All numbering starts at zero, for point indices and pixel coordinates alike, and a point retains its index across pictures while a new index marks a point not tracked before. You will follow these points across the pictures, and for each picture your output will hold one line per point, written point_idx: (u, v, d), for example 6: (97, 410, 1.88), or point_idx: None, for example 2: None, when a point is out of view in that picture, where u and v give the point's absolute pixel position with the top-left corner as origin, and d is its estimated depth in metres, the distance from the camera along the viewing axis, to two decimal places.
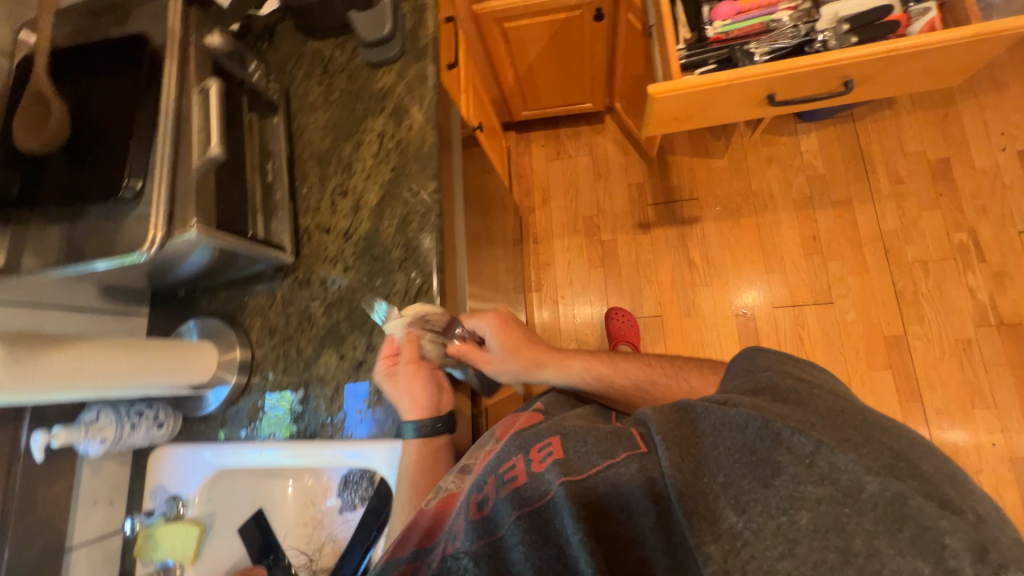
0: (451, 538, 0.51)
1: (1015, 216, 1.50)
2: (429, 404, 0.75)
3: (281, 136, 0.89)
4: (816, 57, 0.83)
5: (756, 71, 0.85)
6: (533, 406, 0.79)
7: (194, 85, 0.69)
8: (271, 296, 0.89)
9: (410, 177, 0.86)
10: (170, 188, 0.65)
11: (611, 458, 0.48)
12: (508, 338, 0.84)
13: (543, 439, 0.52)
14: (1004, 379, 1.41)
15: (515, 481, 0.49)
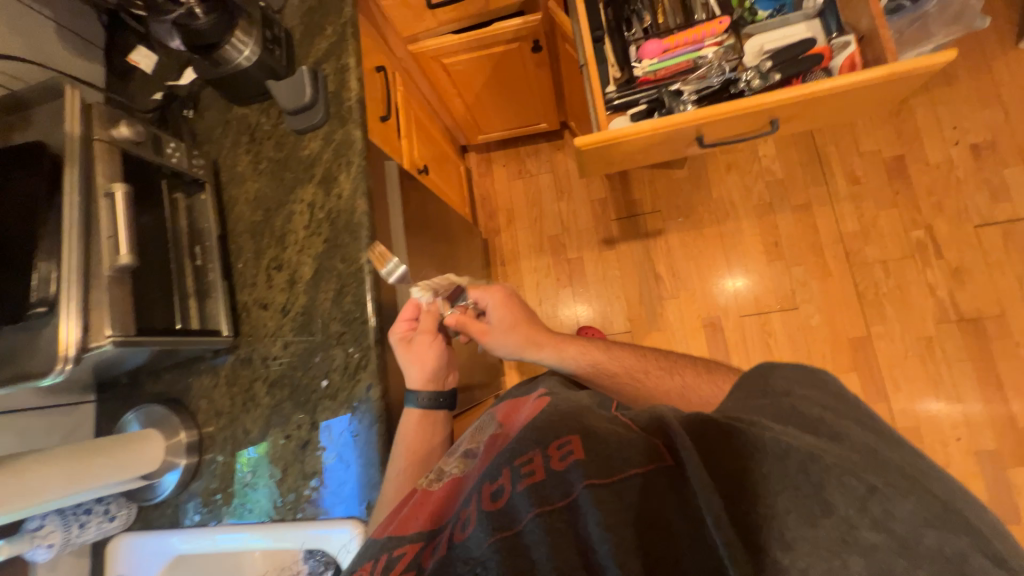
0: (458, 526, 0.52)
1: (970, 210, 1.53)
2: (433, 375, 0.82)
3: (211, 214, 0.89)
4: (737, 104, 0.80)
5: (678, 119, 0.82)
6: (536, 389, 0.78)
7: (103, 188, 0.70)
8: (214, 377, 0.88)
9: (344, 248, 0.86)
10: (82, 301, 0.66)
11: (636, 466, 0.49)
12: (506, 316, 0.90)
13: (563, 437, 0.54)
14: (965, 372, 1.46)
15: (534, 476, 0.51)
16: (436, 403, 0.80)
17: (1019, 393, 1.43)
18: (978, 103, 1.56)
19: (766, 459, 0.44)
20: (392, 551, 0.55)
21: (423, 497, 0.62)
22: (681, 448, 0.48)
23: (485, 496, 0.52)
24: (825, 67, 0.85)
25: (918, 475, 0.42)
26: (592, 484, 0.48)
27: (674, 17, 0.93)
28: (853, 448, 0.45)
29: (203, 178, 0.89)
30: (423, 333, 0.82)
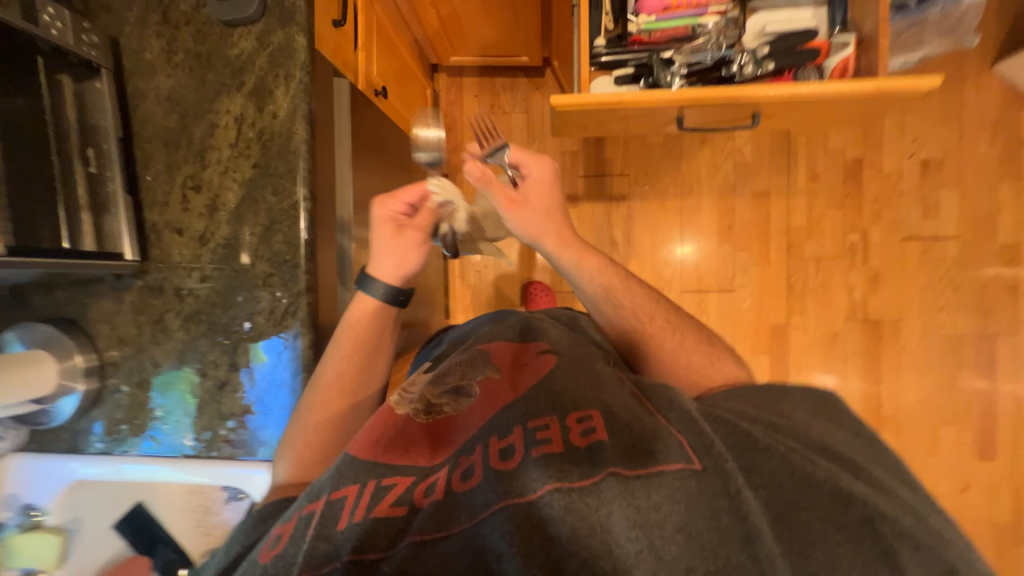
0: (459, 473, 0.54)
1: (902, 223, 1.63)
2: (405, 271, 0.81)
3: (109, 110, 0.74)
4: (723, 90, 0.77)
5: (659, 96, 0.78)
6: (542, 329, 0.82)
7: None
8: (117, 301, 0.79)
9: (276, 178, 0.76)
10: None
11: (666, 462, 0.53)
12: (541, 198, 0.86)
13: (584, 410, 0.58)
14: (855, 366, 1.66)
15: (550, 446, 0.54)
16: (390, 301, 0.80)
17: (892, 388, 1.65)
18: (942, 118, 1.60)
19: (675, 448, 0.54)
20: (381, 480, 0.54)
21: (410, 424, 0.61)
22: (650, 445, 0.55)
23: (497, 453, 0.54)
24: (819, 65, 0.81)
25: (803, 474, 0.53)
26: (615, 470, 0.52)
27: None
28: (759, 454, 0.55)
29: (97, 64, 0.72)
30: (411, 228, 0.81)
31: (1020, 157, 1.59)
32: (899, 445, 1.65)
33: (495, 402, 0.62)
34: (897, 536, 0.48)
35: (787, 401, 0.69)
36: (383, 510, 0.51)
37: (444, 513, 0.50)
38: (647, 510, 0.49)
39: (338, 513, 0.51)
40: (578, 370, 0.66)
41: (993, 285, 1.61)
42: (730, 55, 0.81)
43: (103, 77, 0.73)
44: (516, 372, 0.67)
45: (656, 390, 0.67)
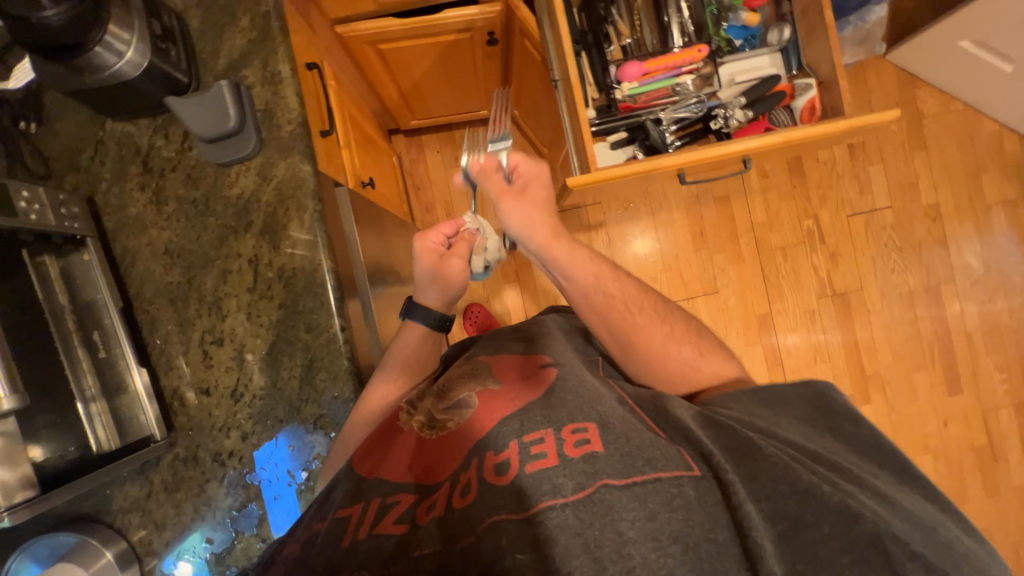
0: (459, 491, 0.64)
1: (844, 202, 1.82)
2: (445, 300, 0.92)
3: (103, 280, 0.66)
4: (718, 149, 0.83)
5: (667, 161, 0.83)
6: (542, 357, 0.85)
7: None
8: (145, 484, 0.70)
9: (307, 314, 0.71)
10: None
11: (663, 471, 0.58)
12: (537, 190, 0.93)
13: (580, 424, 0.65)
14: (835, 337, 1.82)
15: (543, 460, 0.61)
16: (433, 326, 0.91)
17: (869, 350, 1.82)
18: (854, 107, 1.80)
19: (670, 458, 0.60)
20: (385, 498, 0.64)
21: (416, 440, 0.72)
22: (644, 453, 0.60)
23: (491, 467, 0.63)
24: (787, 105, 0.90)
25: (809, 484, 0.54)
26: (607, 482, 0.57)
27: (650, 37, 0.90)
28: (765, 463, 0.57)
29: (82, 234, 0.65)
30: (454, 257, 0.92)
31: (923, 130, 1.82)
32: (885, 399, 1.82)
33: (490, 419, 0.70)
34: (908, 557, 0.50)
35: (794, 408, 0.70)
36: (386, 527, 0.61)
37: (448, 532, 0.59)
38: (642, 520, 0.55)
39: (343, 530, 0.60)
40: (572, 386, 0.73)
41: (927, 242, 1.83)
42: (713, 109, 0.89)
43: (90, 247, 0.66)
44: (518, 387, 0.76)
45: (659, 407, 0.71)
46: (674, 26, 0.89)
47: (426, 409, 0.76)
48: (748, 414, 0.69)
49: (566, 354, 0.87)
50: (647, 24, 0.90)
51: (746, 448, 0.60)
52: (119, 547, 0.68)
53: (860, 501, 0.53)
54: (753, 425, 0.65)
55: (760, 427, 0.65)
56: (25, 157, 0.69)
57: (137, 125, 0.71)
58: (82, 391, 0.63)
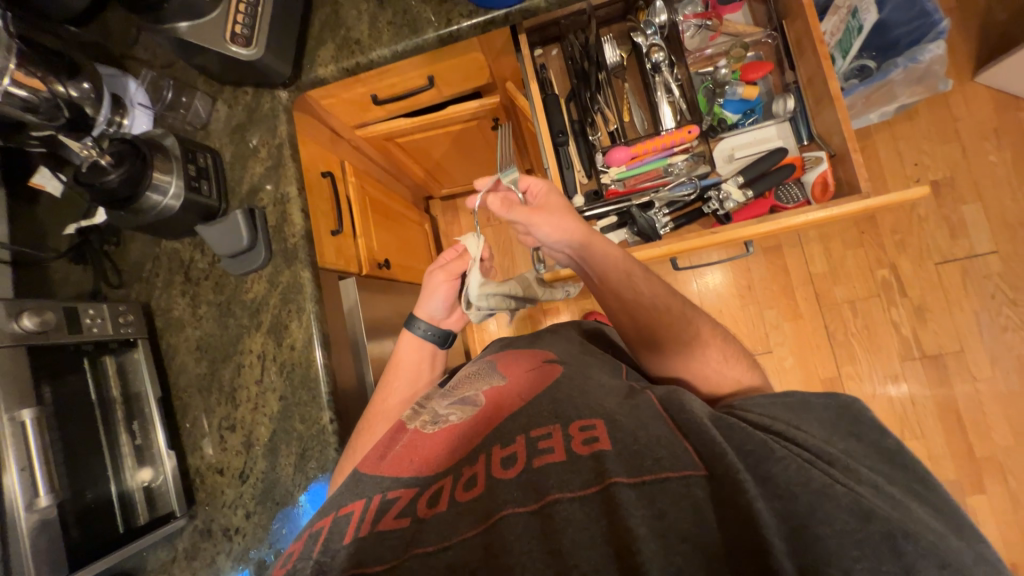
0: (462, 484, 0.55)
1: (930, 248, 1.48)
2: (434, 313, 0.87)
3: (147, 376, 0.80)
4: (727, 233, 0.82)
5: (680, 245, 0.84)
6: (544, 356, 0.77)
7: (8, 415, 0.62)
8: (171, 549, 0.80)
9: (303, 407, 0.79)
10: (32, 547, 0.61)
11: (672, 468, 0.49)
12: (558, 204, 0.78)
13: (587, 420, 0.58)
14: (929, 409, 1.44)
15: (551, 453, 0.54)
16: (428, 338, 0.87)
17: (979, 430, 1.42)
18: (932, 142, 1.47)
19: (677, 456, 0.51)
20: (386, 492, 0.56)
21: (421, 438, 0.63)
22: (653, 451, 0.52)
23: (498, 462, 0.55)
24: (798, 178, 0.89)
25: (824, 485, 0.45)
26: (617, 480, 0.49)
27: (639, 119, 0.90)
28: (778, 469, 0.47)
29: (134, 337, 0.80)
30: (440, 270, 0.86)
31: None
32: (1009, 490, 1.39)
33: (495, 415, 0.63)
34: (921, 554, 0.40)
35: (815, 417, 0.56)
36: (387, 523, 0.52)
37: (456, 523, 0.50)
38: (652, 518, 0.46)
39: (344, 528, 0.52)
40: (580, 382, 0.66)
41: None
42: (707, 189, 0.88)
43: (140, 346, 0.81)
44: (523, 382, 0.69)
45: (673, 402, 0.60)
46: (664, 104, 0.88)
47: (431, 409, 0.69)
48: (770, 419, 0.56)
49: (571, 345, 0.81)
50: (636, 108, 0.91)
51: (762, 451, 0.49)
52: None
53: (873, 498, 0.44)
54: (776, 433, 0.53)
55: (784, 433, 0.53)
56: (106, 271, 0.87)
57: (182, 244, 0.86)
58: (121, 473, 0.76)
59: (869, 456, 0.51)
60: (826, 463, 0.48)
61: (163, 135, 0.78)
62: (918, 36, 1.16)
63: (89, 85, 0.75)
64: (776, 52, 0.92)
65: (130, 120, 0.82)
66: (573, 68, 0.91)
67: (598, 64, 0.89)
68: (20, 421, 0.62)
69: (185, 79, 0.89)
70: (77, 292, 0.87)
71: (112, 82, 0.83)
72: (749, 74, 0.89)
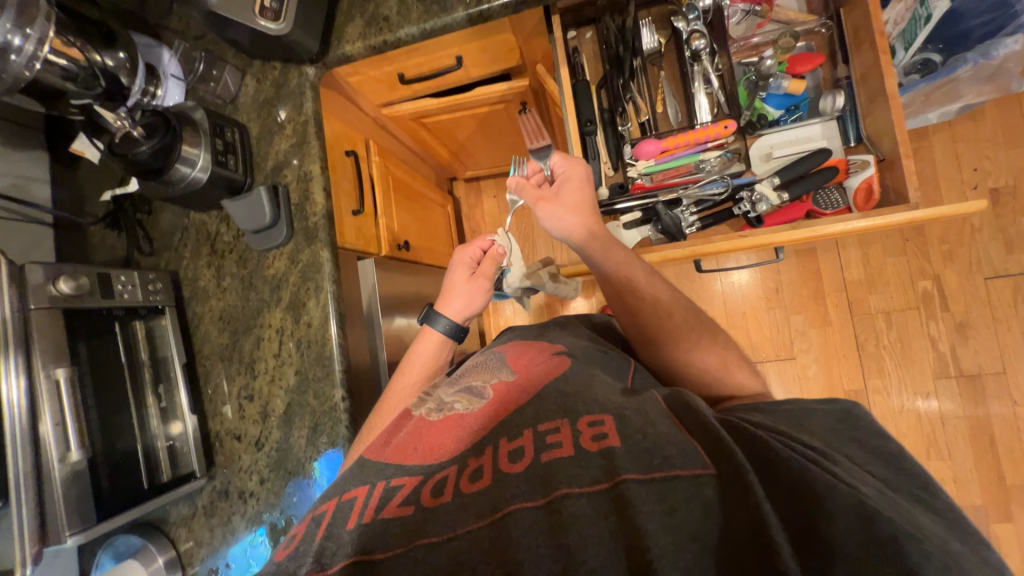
0: (467, 475, 0.54)
1: (980, 261, 1.38)
2: (468, 313, 0.85)
3: (173, 342, 0.84)
4: (762, 236, 0.78)
5: (709, 245, 0.80)
6: (553, 348, 0.76)
7: (44, 373, 0.66)
8: (192, 506, 0.84)
9: (317, 383, 0.81)
10: (63, 492, 0.65)
11: (682, 467, 0.48)
12: (574, 196, 0.80)
13: (595, 416, 0.56)
14: (961, 430, 1.37)
15: (559, 448, 0.53)
16: (451, 335, 0.83)
17: (1013, 455, 1.34)
18: (997, 146, 1.35)
19: (687, 454, 0.49)
20: (390, 480, 0.56)
21: (425, 426, 0.63)
22: (662, 448, 0.50)
23: (505, 455, 0.55)
24: (839, 183, 0.84)
25: (827, 487, 0.42)
26: (626, 477, 0.48)
27: (673, 110, 0.86)
28: (781, 466, 0.45)
29: (161, 304, 0.83)
30: (481, 276, 0.86)
31: None
32: None
33: (502, 407, 0.63)
34: (927, 559, 0.37)
35: (828, 425, 0.53)
36: (390, 511, 0.52)
37: (461, 513, 0.50)
38: (660, 516, 0.45)
39: (348, 513, 0.53)
40: (588, 377, 0.65)
41: None
42: (739, 188, 0.85)
43: (167, 314, 0.84)
44: (528, 374, 0.68)
45: (680, 405, 0.59)
46: (701, 95, 0.83)
47: (436, 397, 0.69)
48: (778, 423, 0.53)
49: (580, 340, 0.81)
50: (670, 98, 0.86)
51: (765, 452, 0.47)
52: (168, 555, 0.83)
53: (885, 503, 0.41)
54: (782, 433, 0.50)
55: (787, 433, 0.50)
56: (138, 239, 0.90)
57: (209, 216, 0.88)
58: (146, 425, 0.80)
59: (879, 463, 0.48)
60: (828, 461, 0.46)
61: (192, 108, 0.79)
62: (992, 30, 1.05)
63: (124, 55, 0.77)
64: (829, 44, 0.85)
65: (163, 90, 0.85)
66: (607, 53, 0.87)
67: (634, 49, 0.85)
68: (55, 379, 0.67)
69: (216, 52, 0.89)
70: (112, 256, 0.92)
71: (148, 53, 0.85)
72: (797, 68, 0.84)
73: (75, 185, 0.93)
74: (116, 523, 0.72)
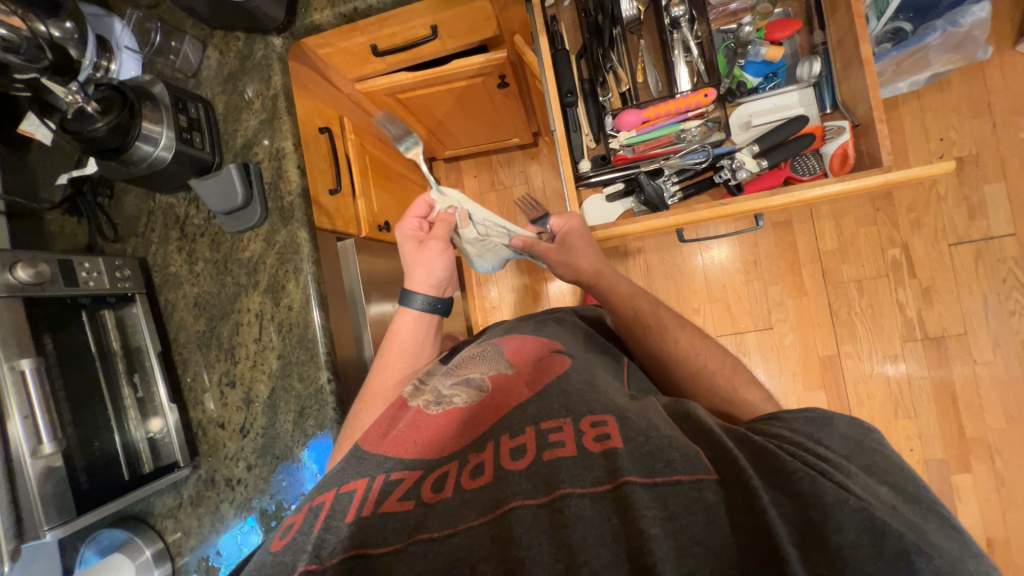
0: (468, 471, 0.53)
1: (945, 228, 1.43)
2: (434, 282, 0.81)
3: (145, 330, 0.81)
4: (742, 203, 0.79)
5: (692, 213, 0.80)
6: (548, 340, 0.76)
7: (7, 365, 0.63)
8: (178, 496, 0.83)
9: (301, 365, 0.79)
10: (38, 487, 0.63)
11: (685, 472, 0.47)
12: (579, 244, 0.84)
13: (599, 415, 0.55)
14: (925, 389, 1.44)
15: (561, 449, 0.51)
16: (429, 310, 0.82)
17: (971, 411, 1.43)
18: (962, 114, 1.39)
19: (690, 460, 0.48)
20: (390, 473, 0.54)
21: (423, 418, 0.62)
22: (665, 453, 0.49)
23: (508, 452, 0.53)
24: (816, 150, 0.86)
25: (837, 499, 0.43)
26: (630, 480, 0.46)
27: (654, 79, 0.86)
28: (790, 477, 0.45)
29: (131, 292, 0.80)
30: (432, 240, 0.81)
31: None
32: (994, 471, 1.42)
33: (504, 399, 0.62)
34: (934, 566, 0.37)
35: (835, 432, 0.52)
36: (390, 505, 0.50)
37: (462, 508, 0.49)
38: (663, 521, 0.44)
39: (347, 506, 0.51)
40: (585, 377, 0.64)
41: None
42: (720, 158, 0.86)
43: (137, 302, 0.81)
44: (530, 369, 0.68)
45: (679, 413, 0.59)
46: (681, 64, 0.83)
47: (433, 388, 0.68)
48: (791, 434, 0.52)
49: (576, 339, 0.79)
50: (651, 67, 0.86)
51: (770, 462, 0.47)
52: (156, 546, 0.81)
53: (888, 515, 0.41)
54: (794, 445, 0.50)
55: (800, 444, 0.50)
56: (102, 225, 0.86)
57: (175, 197, 0.84)
58: (123, 423, 0.78)
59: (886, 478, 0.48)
60: (837, 473, 0.46)
61: (150, 82, 0.74)
62: None
63: (71, 24, 0.71)
64: (805, 9, 0.87)
65: (118, 65, 0.79)
66: (585, 22, 0.86)
67: (613, 16, 0.84)
68: (20, 370, 0.63)
69: (173, 22, 0.84)
70: (74, 244, 0.87)
71: (96, 23, 0.79)
72: (776, 33, 0.84)
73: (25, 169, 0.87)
74: (94, 518, 0.70)
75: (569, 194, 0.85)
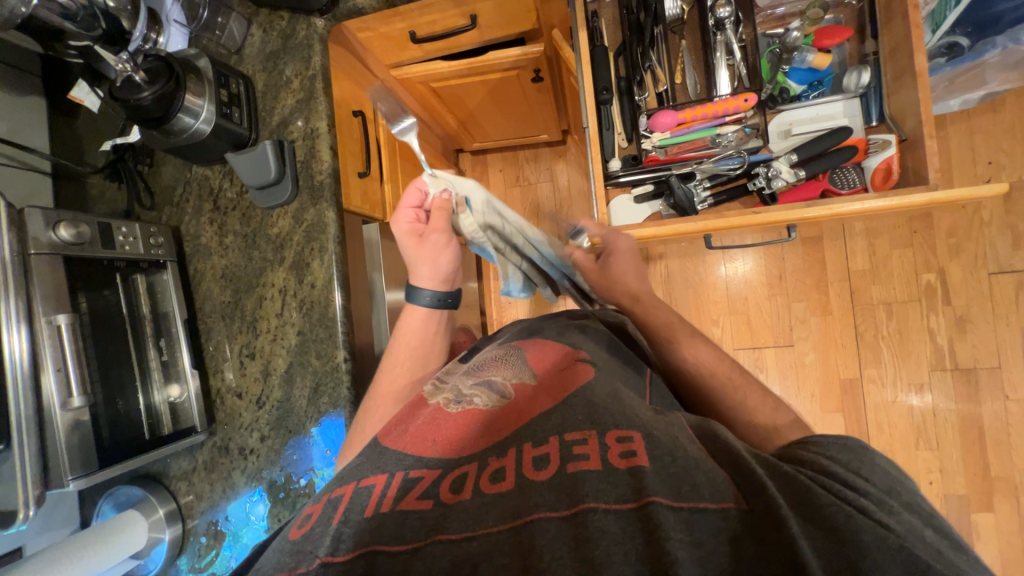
0: (488, 475, 0.52)
1: (986, 256, 1.37)
2: (439, 277, 0.80)
3: (173, 296, 0.83)
4: (776, 213, 0.77)
5: (721, 221, 0.78)
6: (568, 349, 0.76)
7: (45, 319, 0.65)
8: (193, 461, 0.85)
9: (320, 343, 0.81)
10: (65, 437, 0.66)
11: (713, 500, 0.45)
12: (625, 266, 0.87)
13: (625, 431, 0.54)
14: (950, 422, 1.39)
15: (585, 461, 0.51)
16: (436, 305, 0.82)
17: (999, 448, 1.36)
18: (1015, 138, 1.32)
19: (717, 485, 0.46)
20: (409, 471, 0.54)
21: (443, 416, 0.62)
22: (693, 477, 0.47)
23: (530, 460, 0.53)
24: (859, 163, 0.83)
25: (877, 544, 0.40)
26: (656, 501, 0.45)
27: (692, 81, 0.85)
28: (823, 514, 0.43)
29: (163, 259, 0.82)
30: (432, 233, 0.77)
31: None
32: (1018, 513, 1.35)
33: (526, 408, 0.62)
34: None
35: (873, 467, 0.49)
36: (410, 503, 0.50)
37: (482, 512, 0.48)
38: (690, 548, 0.42)
39: (365, 501, 0.51)
40: (609, 388, 0.63)
41: None
42: (755, 166, 0.84)
43: (168, 269, 0.83)
44: (553, 378, 0.67)
45: (706, 434, 0.57)
46: (723, 66, 0.82)
47: (453, 387, 0.69)
48: (825, 461, 0.50)
49: (600, 348, 0.78)
50: (690, 67, 0.85)
51: (803, 494, 0.45)
52: (169, 507, 0.84)
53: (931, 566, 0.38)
54: (827, 475, 0.47)
55: (835, 475, 0.47)
56: (140, 192, 0.89)
57: (210, 169, 0.86)
58: (147, 384, 0.80)
59: (926, 520, 0.45)
60: (877, 512, 0.43)
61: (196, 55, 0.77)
62: None
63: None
64: (857, 17, 0.84)
65: (165, 37, 0.82)
66: (627, 19, 0.85)
67: (655, 15, 0.83)
68: (56, 325, 0.66)
69: None
70: (112, 209, 0.90)
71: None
72: (823, 41, 0.82)
73: (73, 134, 0.91)
74: (115, 472, 0.73)
75: (596, 191, 0.84)
